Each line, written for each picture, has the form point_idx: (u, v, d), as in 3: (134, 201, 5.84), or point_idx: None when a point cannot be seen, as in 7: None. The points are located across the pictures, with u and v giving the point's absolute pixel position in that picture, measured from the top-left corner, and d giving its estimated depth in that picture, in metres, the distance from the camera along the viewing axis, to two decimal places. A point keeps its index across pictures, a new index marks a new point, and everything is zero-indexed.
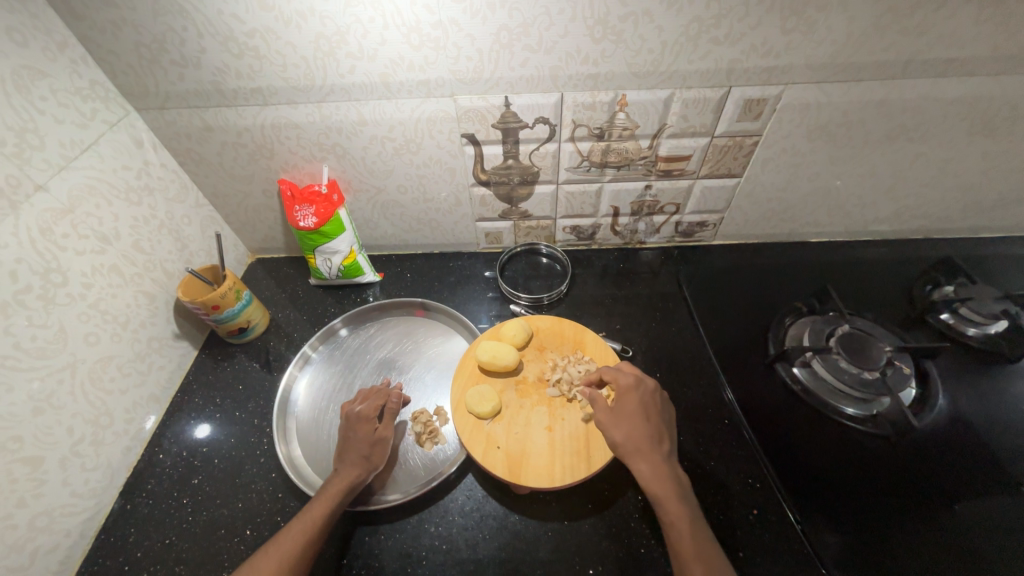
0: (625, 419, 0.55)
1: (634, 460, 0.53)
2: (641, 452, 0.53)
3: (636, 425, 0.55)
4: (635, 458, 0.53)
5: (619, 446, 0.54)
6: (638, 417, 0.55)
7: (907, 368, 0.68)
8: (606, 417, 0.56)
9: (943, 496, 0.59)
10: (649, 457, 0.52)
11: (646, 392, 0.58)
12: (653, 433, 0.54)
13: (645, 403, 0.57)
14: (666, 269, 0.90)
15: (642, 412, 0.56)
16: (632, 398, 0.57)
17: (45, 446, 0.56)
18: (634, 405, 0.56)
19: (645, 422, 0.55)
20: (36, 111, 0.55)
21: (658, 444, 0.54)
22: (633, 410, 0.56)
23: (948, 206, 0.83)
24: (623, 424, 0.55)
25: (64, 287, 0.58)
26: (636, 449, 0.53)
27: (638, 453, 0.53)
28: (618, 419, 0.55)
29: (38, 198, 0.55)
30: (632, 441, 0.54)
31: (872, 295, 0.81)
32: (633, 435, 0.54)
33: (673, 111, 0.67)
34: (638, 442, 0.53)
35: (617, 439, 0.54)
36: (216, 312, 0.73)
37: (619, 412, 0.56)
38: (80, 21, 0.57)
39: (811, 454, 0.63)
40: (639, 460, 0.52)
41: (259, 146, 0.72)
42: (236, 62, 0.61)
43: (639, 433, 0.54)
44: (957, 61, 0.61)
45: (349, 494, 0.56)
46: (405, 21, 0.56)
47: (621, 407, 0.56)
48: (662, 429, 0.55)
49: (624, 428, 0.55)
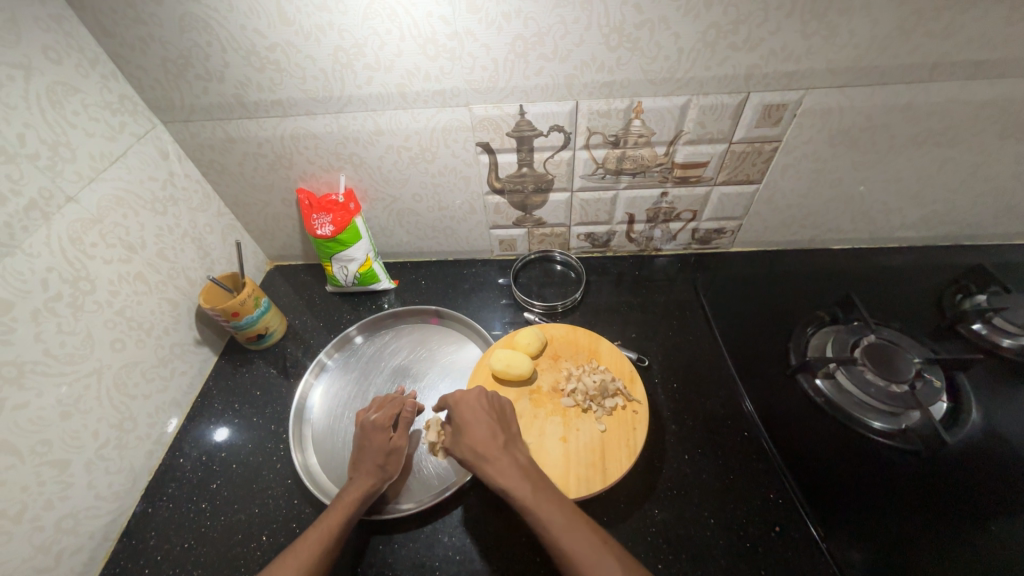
0: (462, 430, 0.55)
1: (478, 467, 0.51)
2: (480, 455, 0.52)
3: (472, 430, 0.54)
4: (479, 465, 0.51)
5: (465, 461, 0.53)
6: (471, 423, 0.55)
7: (938, 381, 0.65)
8: (449, 440, 0.56)
9: (979, 515, 0.56)
10: (487, 455, 0.51)
11: (474, 396, 0.58)
12: (484, 431, 0.54)
13: (475, 406, 0.57)
14: (683, 277, 0.89)
15: (474, 417, 0.56)
16: (462, 408, 0.57)
17: (72, 450, 0.58)
18: (468, 413, 0.56)
19: (476, 422, 0.55)
20: (69, 125, 0.57)
21: (491, 438, 0.53)
22: (468, 418, 0.56)
23: (979, 211, 0.80)
24: (461, 437, 0.54)
25: (92, 295, 0.60)
26: (477, 453, 0.52)
27: (479, 458, 0.51)
28: (458, 436, 0.55)
29: (69, 209, 0.57)
30: (469, 449, 0.53)
31: (899, 304, 0.78)
32: (469, 442, 0.53)
33: (689, 118, 0.66)
34: (474, 445, 0.52)
35: (460, 455, 0.53)
36: (236, 319, 0.74)
37: (459, 429, 0.56)
38: (111, 38, 0.59)
39: (836, 468, 0.61)
40: (482, 464, 0.51)
41: (278, 156, 0.73)
42: (258, 75, 0.62)
43: (474, 437, 0.53)
44: (986, 63, 0.59)
45: (365, 503, 0.56)
46: (421, 32, 0.57)
47: (456, 422, 0.57)
48: (496, 424, 0.55)
49: (461, 441, 0.54)
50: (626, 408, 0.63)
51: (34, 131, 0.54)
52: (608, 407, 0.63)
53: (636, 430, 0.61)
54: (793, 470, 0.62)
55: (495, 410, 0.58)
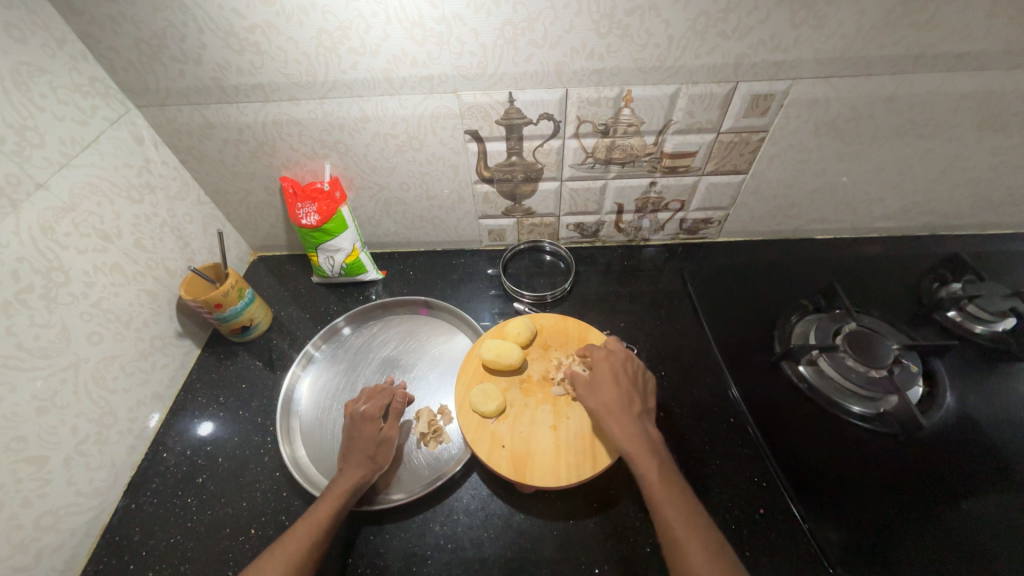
0: (597, 386, 0.58)
1: (606, 422, 0.55)
2: (612, 414, 0.55)
3: (608, 389, 0.57)
4: (607, 421, 0.55)
5: (593, 412, 0.57)
6: (611, 383, 0.58)
7: (914, 367, 0.67)
8: (580, 389, 0.59)
9: (951, 494, 0.59)
10: (619, 417, 0.55)
11: (619, 361, 0.61)
12: (623, 397, 0.57)
13: (618, 371, 0.59)
14: (671, 266, 0.90)
15: (614, 378, 0.58)
16: (605, 366, 0.60)
17: (49, 446, 0.56)
18: (606, 373, 0.59)
19: (616, 386, 0.58)
20: (35, 108, 0.55)
21: (627, 405, 0.56)
22: (606, 377, 0.59)
23: (956, 202, 0.82)
24: (596, 391, 0.58)
25: (66, 286, 0.58)
26: (608, 411, 0.55)
27: (609, 415, 0.55)
28: (592, 387, 0.58)
29: (38, 196, 0.55)
30: (603, 405, 0.56)
31: (878, 293, 0.80)
32: (604, 400, 0.57)
33: (678, 107, 0.66)
34: (609, 405, 0.56)
35: (590, 405, 0.57)
36: (219, 311, 0.72)
37: (594, 381, 0.59)
38: (79, 16, 0.57)
39: (818, 452, 0.62)
40: (609, 422, 0.55)
41: (260, 143, 0.71)
42: (238, 58, 0.60)
43: (611, 397, 0.56)
44: (966, 56, 0.60)
45: (355, 495, 0.56)
46: (408, 16, 0.56)
47: (593, 378, 0.60)
48: (634, 394, 0.58)
49: (596, 394, 0.57)
50: None
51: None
52: None
53: None
54: (777, 455, 0.63)
55: (634, 379, 0.60)
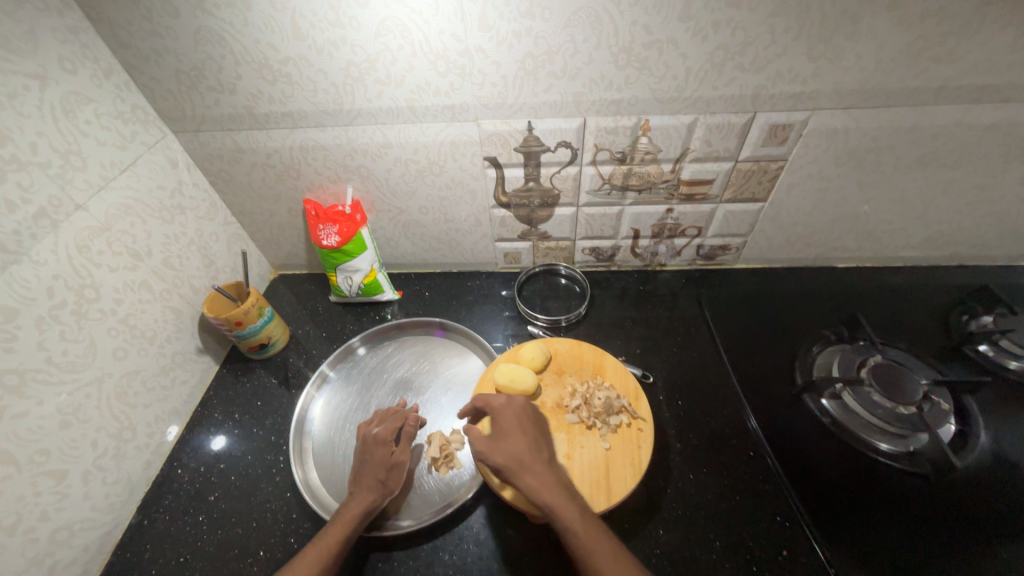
0: (504, 438, 0.55)
1: (520, 476, 0.51)
2: (525, 466, 0.52)
3: (514, 440, 0.55)
4: (519, 474, 0.51)
5: (502, 469, 0.52)
6: (516, 433, 0.55)
7: (946, 404, 0.65)
8: (484, 444, 0.55)
9: (988, 541, 0.56)
10: (531, 468, 0.52)
11: (517, 408, 0.59)
12: (532, 445, 0.54)
13: (519, 418, 0.58)
14: (687, 292, 0.89)
15: (520, 427, 0.57)
16: (507, 415, 0.58)
17: (69, 460, 0.57)
18: (512, 422, 0.57)
19: (521, 436, 0.55)
20: (80, 134, 0.58)
21: (535, 453, 0.54)
22: (513, 428, 0.56)
23: (984, 232, 0.80)
24: (502, 443, 0.55)
25: (96, 303, 0.60)
26: (520, 463, 0.52)
27: (522, 467, 0.52)
28: (497, 440, 0.55)
29: (77, 217, 0.57)
30: (513, 459, 0.53)
31: (904, 325, 0.78)
32: (514, 451, 0.53)
33: (696, 136, 0.67)
34: (520, 457, 0.53)
35: (499, 460, 0.53)
36: (239, 328, 0.74)
37: (499, 434, 0.56)
38: (126, 49, 0.60)
39: (846, 492, 0.59)
40: (524, 473, 0.51)
41: (286, 167, 0.74)
42: (270, 88, 0.63)
43: (520, 448, 0.54)
44: (990, 88, 0.60)
45: (365, 520, 0.55)
46: (432, 49, 0.58)
47: (495, 431, 0.57)
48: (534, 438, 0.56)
49: (502, 447, 0.54)
50: (631, 426, 0.63)
51: (47, 139, 0.54)
52: (613, 424, 0.62)
53: (641, 449, 0.60)
54: (800, 492, 0.61)
55: (534, 425, 0.59)
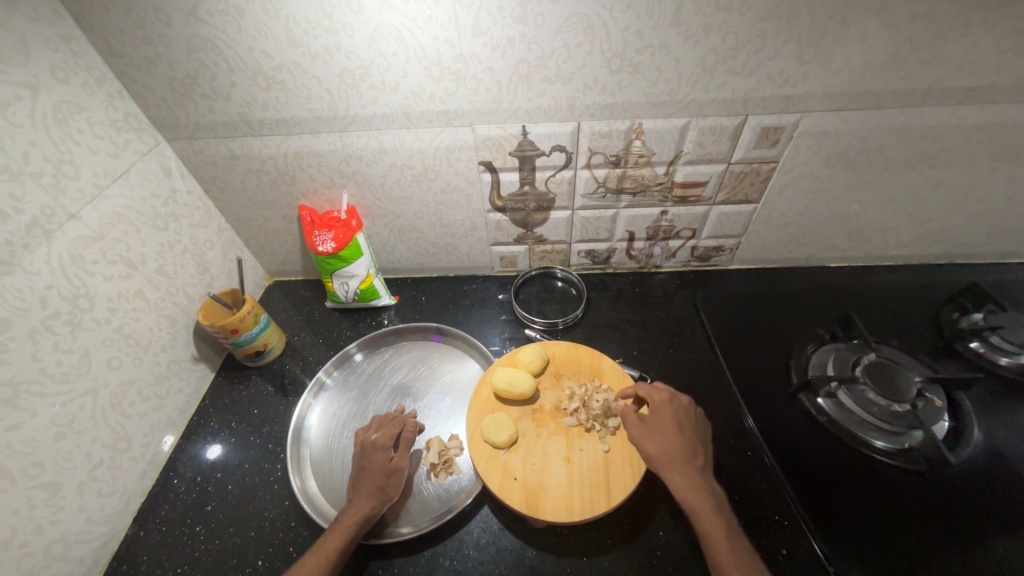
0: (657, 430, 0.57)
1: (670, 473, 0.54)
2: (675, 464, 0.54)
3: (667, 437, 0.56)
4: (670, 470, 0.54)
5: (653, 459, 0.55)
6: (673, 430, 0.57)
7: (939, 400, 0.65)
8: (638, 432, 0.58)
9: (985, 536, 0.56)
10: (683, 468, 0.54)
11: (678, 406, 0.59)
12: (689, 447, 0.56)
13: (679, 418, 0.58)
14: (683, 293, 0.89)
15: (676, 425, 0.57)
16: (666, 411, 0.59)
17: (64, 472, 0.56)
18: (669, 419, 0.58)
19: (680, 434, 0.57)
20: (73, 142, 0.57)
21: (690, 455, 0.55)
22: (667, 426, 0.57)
23: (973, 230, 0.81)
24: (656, 436, 0.57)
25: (90, 312, 0.60)
26: (671, 460, 0.55)
27: (673, 466, 0.54)
28: (650, 431, 0.57)
29: (70, 226, 0.57)
30: (665, 454, 0.55)
31: (897, 323, 0.79)
32: (668, 447, 0.55)
33: (689, 139, 0.67)
34: (675, 455, 0.55)
35: (651, 450, 0.56)
36: (235, 336, 0.73)
37: (651, 424, 0.58)
38: (118, 57, 0.60)
39: (844, 489, 0.60)
40: (672, 472, 0.54)
41: (281, 173, 0.74)
42: (264, 95, 0.63)
43: (674, 446, 0.55)
44: (977, 90, 0.61)
45: (364, 527, 0.55)
46: (426, 55, 0.58)
47: (653, 419, 0.58)
48: (693, 439, 0.57)
49: (656, 439, 0.56)
50: None
51: (39, 149, 0.54)
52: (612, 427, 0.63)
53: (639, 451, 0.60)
54: (797, 491, 0.61)
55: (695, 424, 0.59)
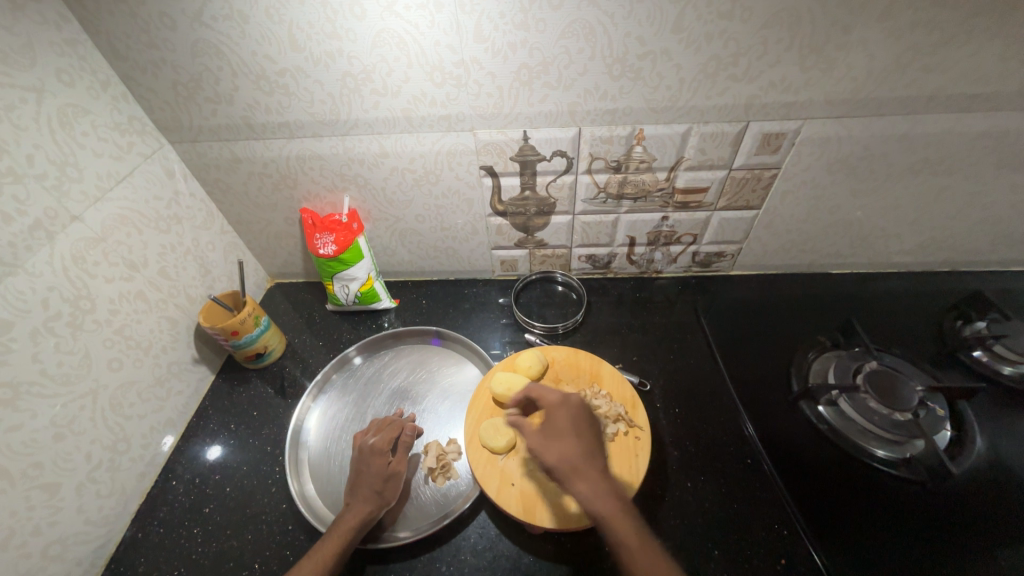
0: (556, 438, 0.56)
1: (571, 480, 0.53)
2: (579, 472, 0.53)
3: (566, 442, 0.55)
4: (572, 478, 0.53)
5: (554, 470, 0.54)
6: (570, 435, 0.56)
7: (942, 410, 0.65)
8: (538, 442, 0.56)
9: (988, 547, 0.56)
10: (583, 473, 0.53)
11: (572, 408, 0.59)
12: (587, 450, 0.55)
13: (573, 420, 0.58)
14: (683, 299, 0.89)
15: (572, 429, 0.57)
16: (560, 416, 0.58)
17: (63, 473, 0.56)
18: (565, 423, 0.57)
19: (577, 438, 0.56)
20: (77, 145, 0.58)
21: (590, 457, 0.54)
22: (564, 429, 0.57)
23: (977, 238, 0.80)
24: (555, 445, 0.56)
25: (91, 314, 0.60)
26: (573, 468, 0.53)
27: (574, 472, 0.53)
28: (550, 441, 0.56)
29: (72, 228, 0.57)
30: (565, 461, 0.54)
31: (899, 331, 0.78)
32: (569, 456, 0.54)
33: (690, 145, 0.67)
34: (575, 463, 0.54)
35: (552, 461, 0.54)
36: (235, 338, 0.74)
37: (551, 433, 0.57)
38: (123, 61, 0.61)
39: (844, 499, 0.59)
40: (576, 480, 0.52)
41: (283, 176, 0.74)
42: (266, 99, 0.63)
43: (574, 452, 0.55)
44: (980, 97, 0.60)
45: (362, 531, 0.55)
46: (428, 60, 0.58)
47: (549, 428, 0.58)
48: (589, 441, 0.56)
49: (555, 448, 0.55)
50: (628, 433, 0.63)
51: (43, 151, 0.54)
52: (610, 433, 0.62)
53: (638, 457, 0.60)
54: (798, 500, 0.61)
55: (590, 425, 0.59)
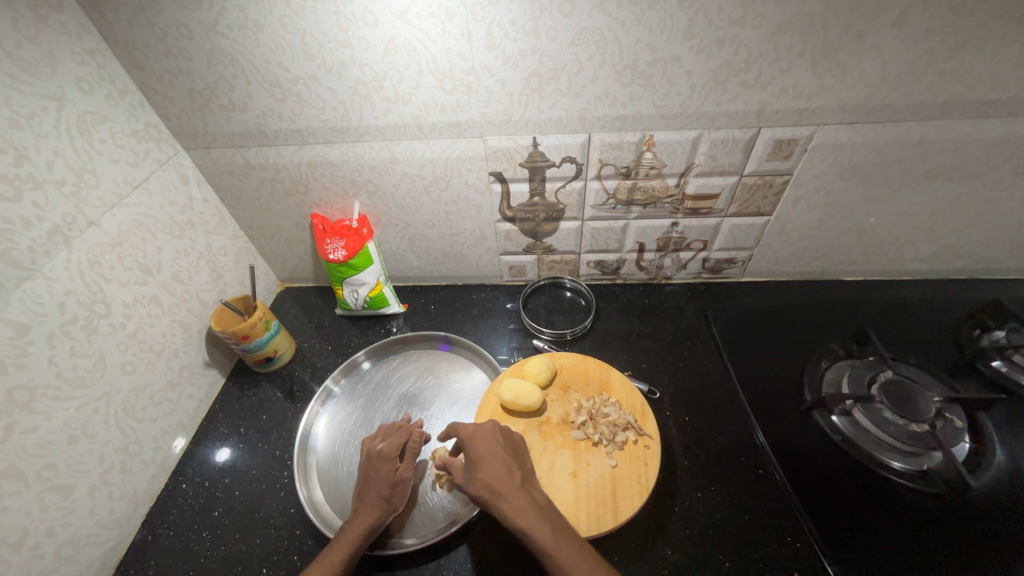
0: (474, 465, 0.53)
1: (494, 505, 0.48)
2: (496, 493, 0.49)
3: (486, 466, 0.52)
4: (496, 503, 0.49)
5: (478, 499, 0.50)
6: (486, 458, 0.53)
7: (959, 421, 0.63)
8: (458, 474, 0.52)
9: (1009, 563, 0.54)
10: (505, 494, 0.49)
11: (487, 431, 0.57)
12: (505, 468, 0.52)
13: (489, 442, 0.55)
14: (693, 306, 0.88)
15: (487, 452, 0.54)
16: (476, 442, 0.55)
17: (76, 475, 0.57)
18: (483, 447, 0.54)
19: (494, 458, 0.53)
20: (95, 152, 0.59)
21: (511, 475, 0.51)
22: (484, 454, 0.54)
23: (995, 245, 0.79)
24: (475, 473, 0.52)
25: (106, 318, 0.61)
26: (492, 490, 0.50)
27: (497, 495, 0.49)
28: (470, 470, 0.53)
29: (89, 233, 0.58)
30: (486, 486, 0.50)
31: (915, 340, 0.77)
32: (488, 479, 0.51)
33: (701, 151, 0.67)
34: (493, 482, 0.50)
35: (474, 491, 0.50)
36: (246, 342, 0.74)
37: (468, 464, 0.54)
38: (141, 70, 0.62)
39: (860, 512, 0.58)
40: (497, 502, 0.49)
41: (295, 182, 0.75)
42: (279, 106, 0.64)
43: (490, 473, 0.51)
44: (998, 103, 0.59)
45: (369, 538, 0.55)
46: (439, 67, 0.59)
47: (468, 456, 0.54)
48: (508, 459, 0.53)
49: (475, 477, 0.51)
50: (637, 442, 0.62)
51: (63, 158, 0.55)
52: (619, 441, 0.62)
53: (648, 467, 0.60)
54: (812, 512, 0.60)
55: (508, 446, 0.56)
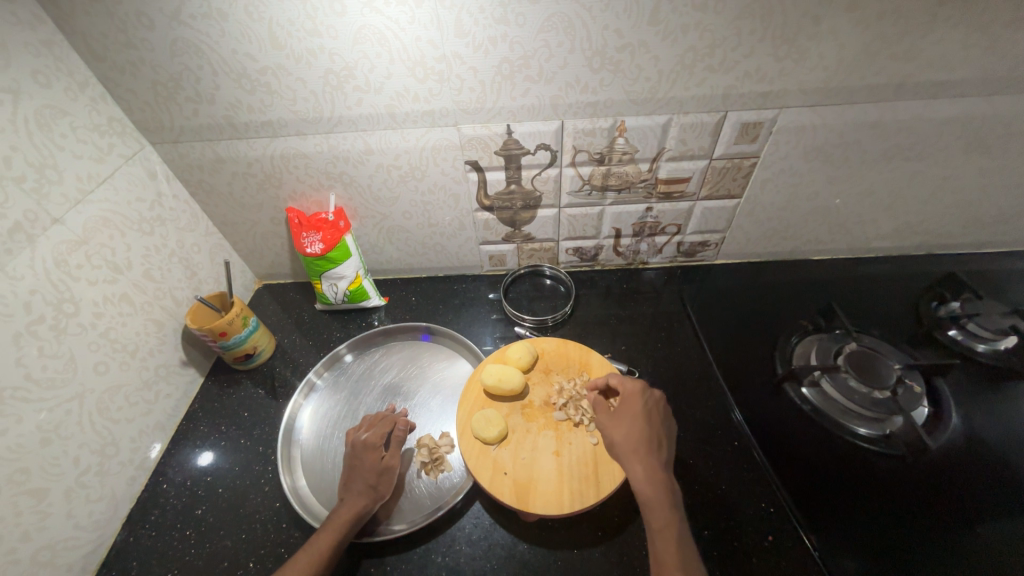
0: (626, 421, 0.57)
1: (629, 460, 0.54)
2: (637, 454, 0.54)
3: (634, 428, 0.56)
4: (631, 459, 0.54)
5: (616, 446, 0.56)
6: (641, 421, 0.56)
7: (918, 387, 0.67)
8: (607, 420, 0.58)
9: (965, 517, 0.58)
10: (645, 459, 0.53)
11: (650, 397, 0.59)
12: (652, 438, 0.55)
13: (648, 409, 0.58)
14: (670, 289, 0.91)
15: (644, 417, 0.57)
16: (636, 402, 0.58)
17: (51, 478, 0.56)
18: (638, 410, 0.57)
19: (645, 426, 0.56)
20: (56, 148, 0.57)
21: (654, 448, 0.54)
22: (633, 414, 0.57)
23: (950, 220, 0.83)
24: (623, 426, 0.57)
25: (75, 317, 0.59)
26: (633, 451, 0.54)
27: (634, 456, 0.54)
28: (619, 423, 0.57)
29: (54, 231, 0.57)
30: (629, 442, 0.55)
31: (878, 313, 0.80)
32: (631, 437, 0.55)
33: (671, 135, 0.69)
34: (636, 443, 0.54)
35: (615, 439, 0.56)
36: (224, 339, 0.73)
37: (620, 416, 0.58)
38: (100, 61, 0.60)
39: (829, 476, 0.61)
40: (633, 461, 0.53)
41: (267, 176, 0.74)
42: (248, 98, 0.63)
43: (639, 437, 0.55)
44: (946, 84, 0.63)
45: (356, 526, 0.55)
46: (410, 56, 0.59)
47: (622, 409, 0.59)
48: (659, 434, 0.56)
49: (623, 430, 0.56)
50: None
51: (21, 154, 0.54)
52: None
53: None
54: (785, 479, 0.62)
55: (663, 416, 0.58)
